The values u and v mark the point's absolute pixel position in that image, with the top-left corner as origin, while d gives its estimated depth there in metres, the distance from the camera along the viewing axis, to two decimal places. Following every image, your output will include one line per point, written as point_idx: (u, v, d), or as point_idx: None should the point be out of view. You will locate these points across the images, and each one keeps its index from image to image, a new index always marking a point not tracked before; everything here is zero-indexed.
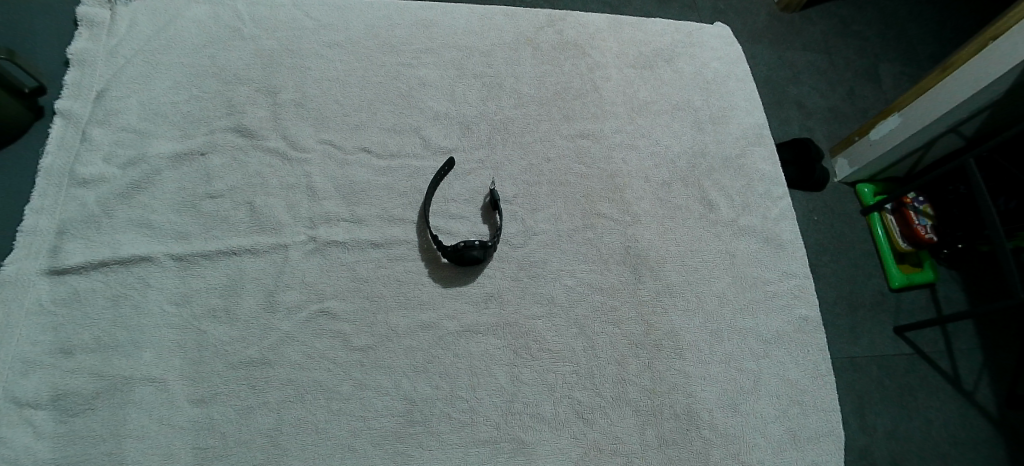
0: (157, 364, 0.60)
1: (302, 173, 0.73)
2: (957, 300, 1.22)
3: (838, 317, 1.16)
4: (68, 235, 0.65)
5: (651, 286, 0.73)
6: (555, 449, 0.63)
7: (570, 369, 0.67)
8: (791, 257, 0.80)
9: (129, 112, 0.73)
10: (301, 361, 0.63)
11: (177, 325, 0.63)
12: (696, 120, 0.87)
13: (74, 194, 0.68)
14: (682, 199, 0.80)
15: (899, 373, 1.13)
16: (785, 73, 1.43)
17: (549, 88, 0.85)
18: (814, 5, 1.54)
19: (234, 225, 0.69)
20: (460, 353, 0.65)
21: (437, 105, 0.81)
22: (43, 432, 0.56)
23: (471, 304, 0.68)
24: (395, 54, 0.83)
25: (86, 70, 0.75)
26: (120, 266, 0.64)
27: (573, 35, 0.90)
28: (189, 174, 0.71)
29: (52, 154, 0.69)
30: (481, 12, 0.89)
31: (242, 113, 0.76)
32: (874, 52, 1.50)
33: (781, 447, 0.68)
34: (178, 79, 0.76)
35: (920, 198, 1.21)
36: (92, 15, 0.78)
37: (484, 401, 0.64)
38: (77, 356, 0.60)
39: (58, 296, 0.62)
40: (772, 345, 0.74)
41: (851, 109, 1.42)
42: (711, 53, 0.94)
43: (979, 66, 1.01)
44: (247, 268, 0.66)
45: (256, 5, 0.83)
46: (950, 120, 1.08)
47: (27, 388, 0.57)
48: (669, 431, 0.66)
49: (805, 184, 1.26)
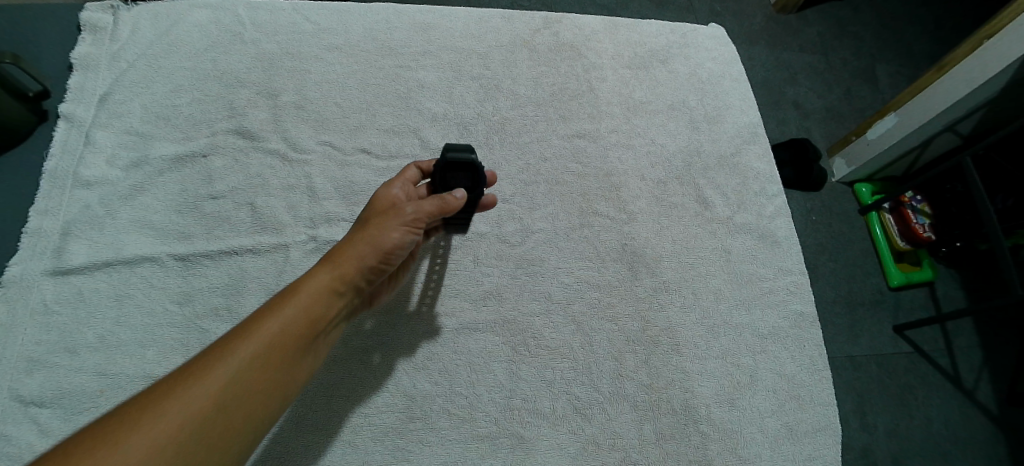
0: (160, 362, 0.62)
1: (303, 175, 0.74)
2: (955, 298, 1.22)
3: (836, 315, 1.17)
4: (72, 237, 0.67)
5: (648, 284, 0.74)
6: (554, 444, 0.64)
7: (568, 365, 0.68)
8: (787, 253, 0.81)
9: (131, 115, 0.75)
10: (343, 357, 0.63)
11: (179, 324, 0.64)
12: (691, 119, 0.88)
13: (77, 197, 0.70)
14: (678, 197, 0.81)
15: (898, 371, 1.13)
16: (780, 74, 1.44)
17: (546, 89, 0.86)
18: (810, 5, 1.54)
19: (235, 225, 0.70)
20: (459, 350, 0.66)
21: (436, 107, 0.82)
22: (48, 429, 0.58)
23: (469, 302, 0.69)
24: (394, 57, 0.84)
25: (90, 75, 0.76)
26: (123, 267, 0.66)
27: (569, 37, 0.91)
28: (192, 175, 0.73)
29: (56, 157, 0.71)
30: (477, 15, 0.89)
31: (243, 115, 0.77)
32: (870, 52, 1.51)
33: (778, 441, 0.69)
34: (180, 83, 0.78)
35: (918, 196, 1.21)
36: (95, 20, 0.80)
37: (483, 398, 0.64)
38: (81, 355, 0.62)
39: (62, 295, 0.64)
40: (769, 340, 0.74)
41: (847, 109, 1.43)
42: (706, 53, 0.95)
43: (973, 63, 1.00)
44: (248, 268, 0.68)
45: (256, 9, 0.84)
46: (947, 118, 1.09)
47: (32, 387, 0.59)
48: (666, 426, 0.67)
49: (801, 184, 1.27)
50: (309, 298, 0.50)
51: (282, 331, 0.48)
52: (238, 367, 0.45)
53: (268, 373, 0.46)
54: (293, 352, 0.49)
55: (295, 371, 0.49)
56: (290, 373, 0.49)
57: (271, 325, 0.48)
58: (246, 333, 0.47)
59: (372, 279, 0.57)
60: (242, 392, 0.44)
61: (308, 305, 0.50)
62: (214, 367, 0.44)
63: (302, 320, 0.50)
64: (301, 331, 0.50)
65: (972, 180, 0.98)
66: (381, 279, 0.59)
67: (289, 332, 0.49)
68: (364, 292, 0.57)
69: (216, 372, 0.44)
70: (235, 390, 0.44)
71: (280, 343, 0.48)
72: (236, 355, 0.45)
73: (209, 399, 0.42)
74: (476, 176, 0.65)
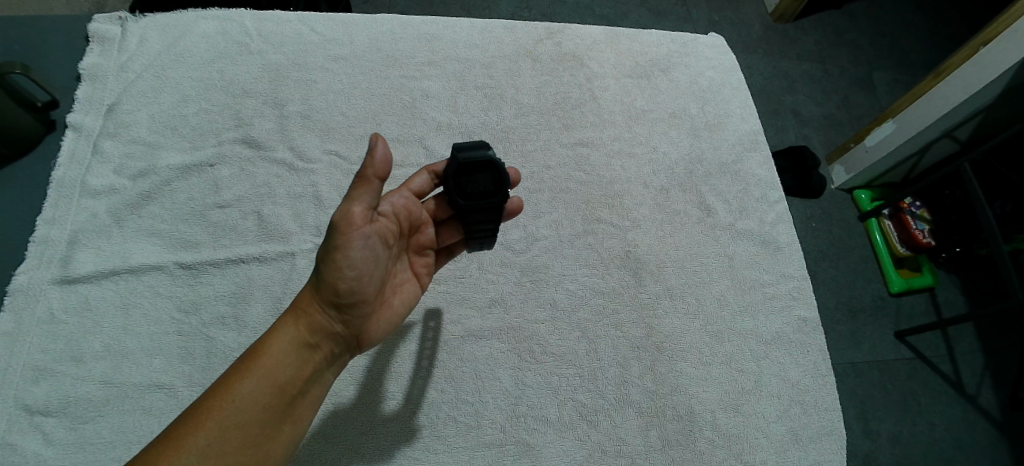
0: (166, 370, 0.62)
1: (309, 183, 0.75)
2: (956, 303, 1.23)
3: (837, 321, 1.17)
4: (79, 246, 0.67)
5: (652, 290, 0.75)
6: (560, 451, 0.64)
7: (573, 371, 0.68)
8: (789, 259, 0.81)
9: (138, 124, 0.76)
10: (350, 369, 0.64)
11: (185, 332, 0.64)
12: (692, 127, 0.89)
13: (85, 206, 0.70)
14: (681, 204, 0.82)
15: (900, 377, 1.14)
16: (779, 82, 1.46)
17: (549, 98, 0.87)
18: (808, 14, 1.56)
19: (242, 233, 0.71)
20: (464, 357, 0.67)
21: (440, 116, 0.83)
22: (54, 438, 0.58)
23: (474, 309, 0.69)
24: (399, 68, 0.85)
25: (97, 85, 0.77)
26: (130, 276, 0.67)
27: (571, 47, 0.92)
28: (198, 184, 0.73)
29: (63, 166, 0.72)
30: (481, 25, 0.91)
31: (249, 125, 0.78)
32: (867, 61, 1.53)
33: (783, 447, 0.69)
34: (187, 93, 0.79)
35: (917, 203, 1.22)
36: (103, 31, 0.80)
37: (489, 405, 0.64)
38: (88, 363, 0.62)
39: (69, 304, 0.64)
40: (772, 346, 0.75)
41: (845, 116, 1.44)
42: (706, 62, 0.96)
43: (970, 70, 1.02)
44: (255, 276, 0.68)
45: (262, 20, 0.85)
46: (944, 124, 1.10)
47: (38, 396, 0.60)
48: (672, 432, 0.67)
49: (801, 191, 1.28)
50: (276, 355, 0.50)
51: (250, 399, 0.48)
52: (205, 444, 0.45)
53: (238, 444, 0.47)
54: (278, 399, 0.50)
55: (273, 433, 0.49)
56: (268, 437, 0.49)
57: (236, 395, 0.48)
58: (213, 406, 0.47)
59: (345, 319, 0.53)
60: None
61: (273, 367, 0.50)
62: (178, 450, 0.44)
63: (267, 384, 0.49)
64: (271, 392, 0.49)
65: (970, 186, 0.99)
66: (359, 315, 0.54)
67: (257, 398, 0.49)
68: (343, 334, 0.54)
69: (180, 455, 0.44)
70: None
71: (247, 411, 0.48)
72: (200, 433, 0.46)
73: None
74: (498, 176, 0.60)
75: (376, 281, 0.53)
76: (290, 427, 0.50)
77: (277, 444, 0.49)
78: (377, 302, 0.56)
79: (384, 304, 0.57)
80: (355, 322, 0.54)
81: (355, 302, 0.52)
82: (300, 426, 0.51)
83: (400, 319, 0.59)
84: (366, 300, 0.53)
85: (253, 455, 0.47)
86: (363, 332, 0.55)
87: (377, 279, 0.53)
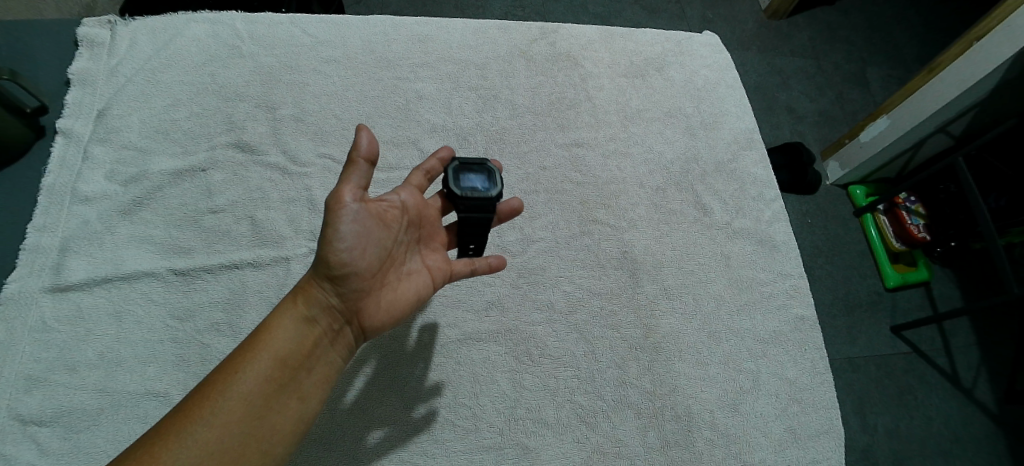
0: (161, 378, 0.62)
1: (302, 187, 0.74)
2: (952, 298, 1.23)
3: (835, 317, 1.17)
4: (70, 254, 0.67)
5: (651, 290, 0.75)
6: (558, 454, 0.63)
7: (572, 373, 0.68)
8: (785, 257, 0.81)
9: (129, 129, 0.75)
10: (348, 375, 0.64)
11: (179, 339, 0.64)
12: (687, 126, 0.89)
13: (76, 212, 0.69)
14: (676, 204, 0.82)
15: (898, 372, 1.14)
16: (774, 79, 1.46)
17: (544, 99, 0.87)
18: (802, 10, 1.56)
19: (235, 239, 0.70)
20: (461, 361, 0.66)
21: (435, 117, 0.82)
22: (47, 449, 0.57)
23: (471, 312, 0.69)
24: (393, 69, 0.84)
25: (87, 90, 0.77)
26: (123, 282, 0.66)
27: (565, 47, 0.92)
28: (191, 189, 0.73)
29: (54, 173, 0.71)
30: (475, 25, 0.90)
31: (242, 129, 0.77)
32: (861, 56, 1.53)
33: (782, 445, 0.69)
34: (179, 97, 0.78)
35: (911, 198, 1.23)
36: (92, 35, 0.80)
37: (487, 408, 0.64)
38: (81, 372, 0.61)
39: (59, 312, 0.64)
40: (770, 345, 0.75)
41: (840, 111, 1.44)
42: (700, 61, 0.96)
43: (963, 66, 1.02)
44: (249, 282, 0.68)
45: (254, 22, 0.84)
46: (938, 120, 1.10)
47: (30, 406, 0.59)
48: (670, 433, 0.67)
49: (797, 188, 1.28)
50: (275, 333, 0.50)
51: (252, 371, 0.48)
52: (213, 414, 0.45)
53: (246, 409, 0.46)
54: (284, 373, 0.49)
55: (277, 408, 0.48)
56: (275, 413, 0.48)
57: (240, 367, 0.48)
58: (219, 384, 0.47)
59: (340, 292, 0.52)
60: (215, 441, 0.44)
61: (273, 343, 0.49)
62: (186, 424, 0.45)
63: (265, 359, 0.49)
64: (275, 366, 0.49)
65: (965, 180, 0.99)
66: (353, 289, 0.52)
67: (261, 373, 0.48)
68: (340, 310, 0.53)
69: (190, 421, 0.45)
70: (207, 442, 0.44)
71: (251, 385, 0.47)
72: (207, 404, 0.46)
73: (187, 445, 0.43)
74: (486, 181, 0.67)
75: (374, 257, 0.52)
76: (297, 402, 0.49)
77: (284, 419, 0.48)
78: (375, 280, 0.54)
79: (385, 286, 0.55)
80: (352, 297, 0.53)
81: (352, 280, 0.51)
82: (307, 404, 0.50)
83: (404, 305, 0.56)
84: (361, 275, 0.52)
85: (259, 427, 0.47)
86: (362, 312, 0.53)
87: (371, 254, 0.52)
